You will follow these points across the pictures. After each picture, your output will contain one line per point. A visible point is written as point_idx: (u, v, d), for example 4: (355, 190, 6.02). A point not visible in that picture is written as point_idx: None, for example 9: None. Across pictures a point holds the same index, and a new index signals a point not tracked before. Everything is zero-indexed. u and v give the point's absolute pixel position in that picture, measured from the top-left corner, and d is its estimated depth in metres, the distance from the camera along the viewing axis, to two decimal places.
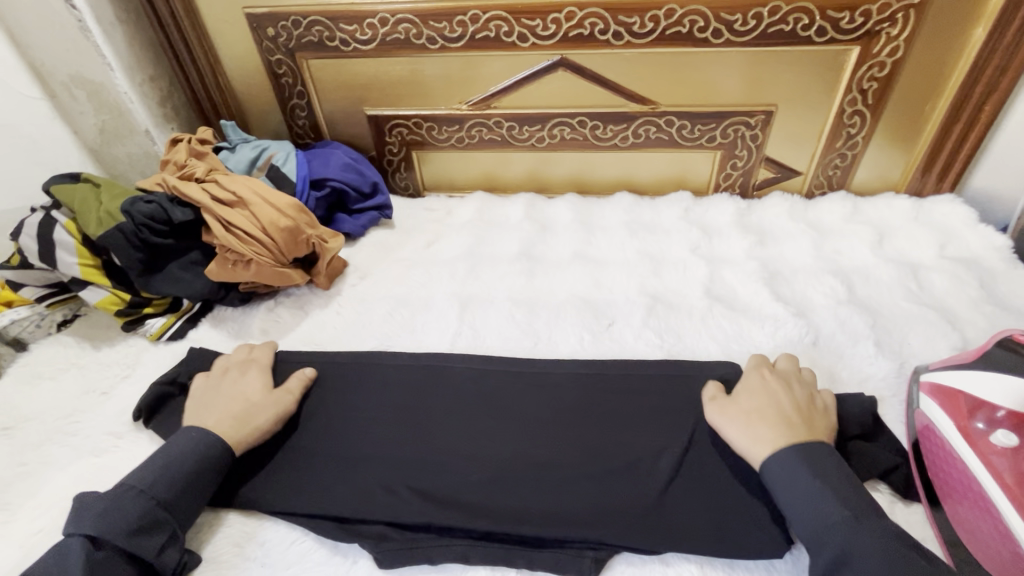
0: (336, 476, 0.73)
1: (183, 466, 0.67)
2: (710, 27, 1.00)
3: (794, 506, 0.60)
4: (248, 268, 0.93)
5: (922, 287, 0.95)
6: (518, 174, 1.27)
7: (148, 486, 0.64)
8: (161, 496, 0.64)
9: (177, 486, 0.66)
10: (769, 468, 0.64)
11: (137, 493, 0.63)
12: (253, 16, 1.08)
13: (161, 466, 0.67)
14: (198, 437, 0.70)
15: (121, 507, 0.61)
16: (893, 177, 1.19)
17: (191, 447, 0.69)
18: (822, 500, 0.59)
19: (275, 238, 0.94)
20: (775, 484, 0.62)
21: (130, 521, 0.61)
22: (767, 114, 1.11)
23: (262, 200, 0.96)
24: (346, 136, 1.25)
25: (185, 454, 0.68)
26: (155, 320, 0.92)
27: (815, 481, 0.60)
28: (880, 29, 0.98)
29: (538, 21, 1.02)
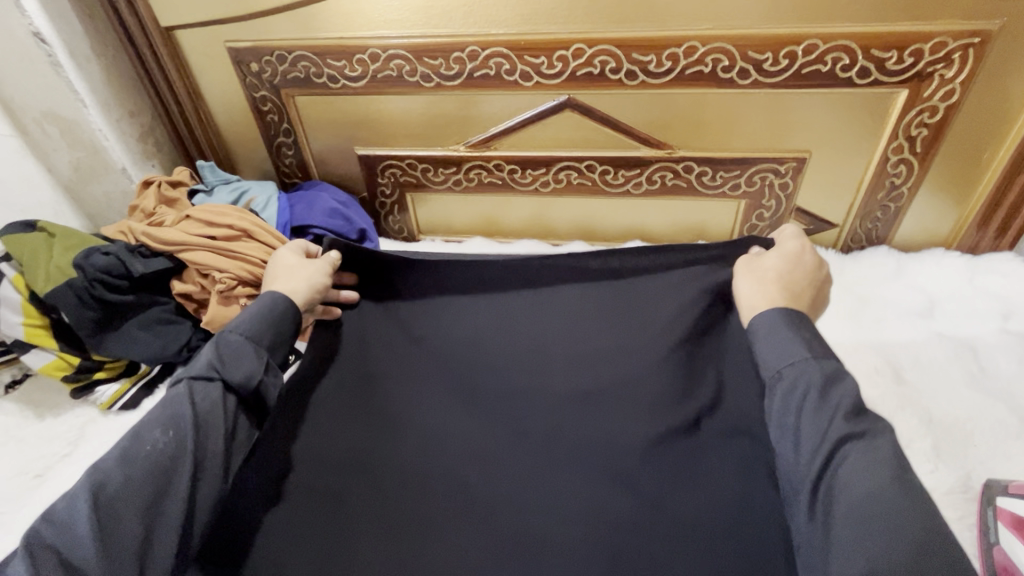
0: (293, 553, 0.63)
1: (265, 318, 0.70)
2: (735, 66, 0.89)
3: (774, 350, 0.64)
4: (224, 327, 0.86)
5: (984, 370, 0.81)
6: (520, 219, 1.16)
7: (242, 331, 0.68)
8: (254, 342, 0.68)
9: (264, 330, 0.69)
10: (756, 326, 0.67)
11: (233, 337, 0.67)
12: (235, 50, 1.00)
13: (254, 317, 0.70)
14: (272, 298, 0.72)
15: (235, 351, 0.66)
16: (942, 232, 1.06)
17: (268, 306, 0.72)
18: (798, 354, 0.62)
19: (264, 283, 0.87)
20: (759, 345, 0.66)
21: (237, 358, 0.66)
22: (799, 161, 0.99)
23: (251, 236, 0.89)
24: (337, 175, 1.16)
25: (267, 310, 0.71)
26: (107, 386, 0.83)
27: (792, 355, 0.62)
28: (933, 71, 0.86)
29: (543, 59, 0.92)
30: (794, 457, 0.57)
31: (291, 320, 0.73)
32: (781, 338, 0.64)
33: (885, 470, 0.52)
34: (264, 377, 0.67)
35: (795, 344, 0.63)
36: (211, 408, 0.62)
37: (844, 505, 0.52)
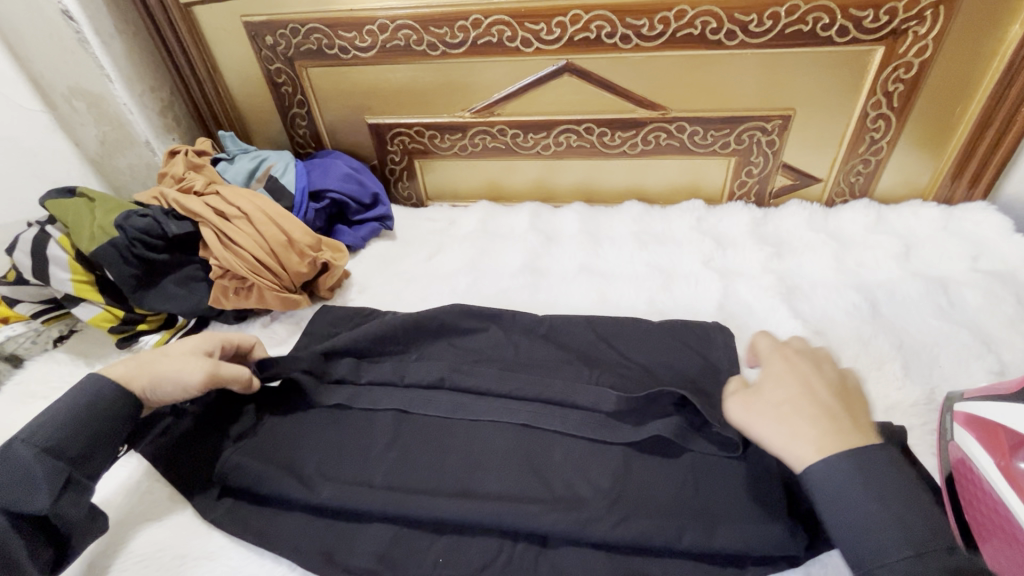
0: (337, 464, 0.71)
1: (76, 414, 0.60)
2: (723, 28, 0.95)
3: (839, 528, 0.49)
4: (251, 295, 0.92)
5: (953, 305, 0.88)
6: (523, 182, 1.23)
7: (44, 438, 0.58)
8: (53, 451, 0.58)
9: (73, 434, 0.59)
10: (819, 480, 0.51)
11: (20, 453, 0.56)
12: (251, 24, 1.06)
13: (48, 417, 0.59)
14: (88, 383, 0.63)
15: (21, 476, 0.55)
16: (919, 184, 1.12)
17: (92, 392, 0.62)
18: (870, 512, 0.48)
19: (281, 262, 0.94)
20: (830, 498, 0.50)
21: (35, 486, 0.55)
22: (785, 119, 1.05)
23: (263, 218, 0.94)
24: (348, 144, 1.22)
25: (80, 400, 0.61)
26: (150, 337, 0.90)
27: (873, 503, 0.48)
28: (907, 28, 0.92)
29: (543, 25, 0.98)
30: None
31: (125, 402, 0.64)
32: (866, 503, 0.48)
33: None
34: (62, 504, 0.57)
35: (872, 492, 0.49)
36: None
37: None
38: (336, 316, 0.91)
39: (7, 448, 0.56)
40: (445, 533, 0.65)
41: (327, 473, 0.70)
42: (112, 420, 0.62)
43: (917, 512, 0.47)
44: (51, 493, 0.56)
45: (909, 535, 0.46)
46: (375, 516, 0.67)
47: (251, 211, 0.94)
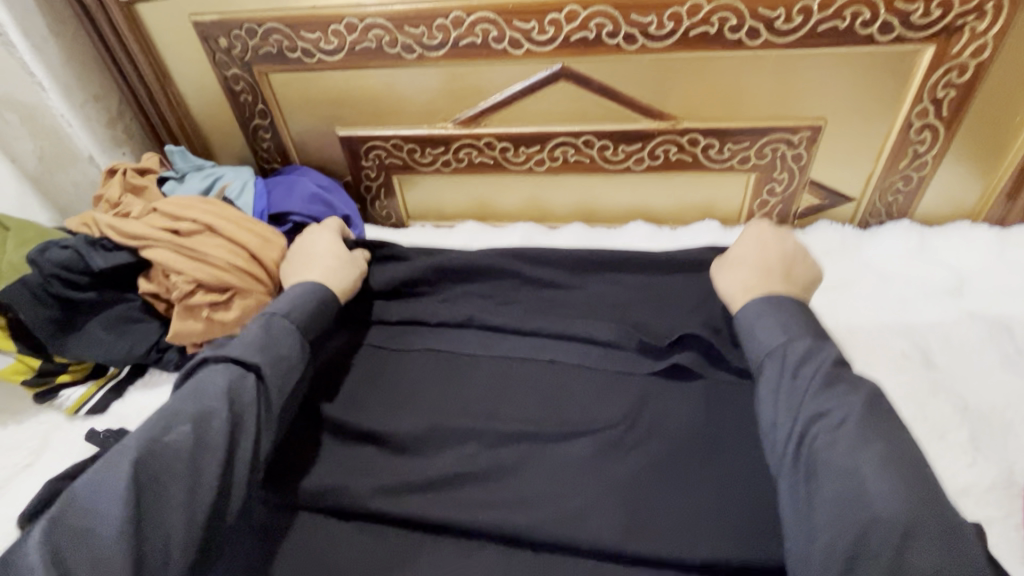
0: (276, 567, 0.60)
1: (313, 305, 0.70)
2: (744, 26, 0.81)
3: (753, 330, 0.63)
4: (229, 311, 0.80)
5: (1022, 352, 0.74)
6: (514, 201, 1.09)
7: (295, 320, 0.67)
8: (304, 332, 0.67)
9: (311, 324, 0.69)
10: (741, 315, 0.65)
11: (284, 326, 0.65)
12: (201, 24, 0.93)
13: (292, 303, 0.68)
14: (315, 286, 0.73)
15: (279, 337, 0.64)
16: (967, 204, 0.98)
17: (321, 292, 0.72)
18: (769, 326, 0.62)
19: (258, 271, 0.83)
20: (751, 326, 0.63)
21: (285, 350, 0.63)
22: (814, 130, 0.91)
23: (231, 228, 0.83)
24: (318, 159, 1.09)
25: (310, 296, 0.71)
26: (72, 391, 0.78)
27: (769, 319, 0.62)
28: (963, 24, 0.78)
29: (534, 23, 0.85)
30: (790, 433, 0.54)
31: (335, 308, 0.74)
32: (772, 315, 0.62)
33: (872, 452, 0.48)
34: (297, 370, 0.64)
35: (780, 317, 0.62)
36: (255, 392, 0.59)
37: (824, 471, 0.49)
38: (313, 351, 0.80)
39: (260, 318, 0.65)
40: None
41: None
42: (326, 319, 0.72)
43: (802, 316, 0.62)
44: (297, 366, 0.64)
45: (791, 329, 0.60)
46: None
47: (212, 222, 0.82)
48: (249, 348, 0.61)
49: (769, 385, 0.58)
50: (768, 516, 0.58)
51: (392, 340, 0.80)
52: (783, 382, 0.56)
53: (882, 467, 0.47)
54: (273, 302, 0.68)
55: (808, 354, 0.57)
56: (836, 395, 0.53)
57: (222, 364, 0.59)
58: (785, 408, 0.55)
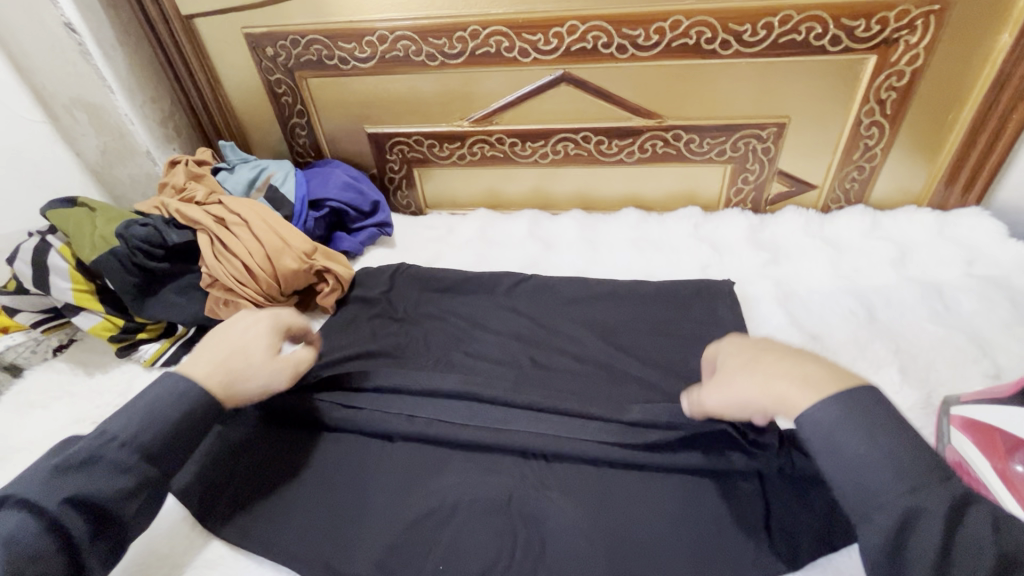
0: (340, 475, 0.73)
1: (167, 412, 0.59)
2: (718, 38, 0.96)
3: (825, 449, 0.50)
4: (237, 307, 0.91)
5: (948, 309, 0.89)
6: (521, 191, 1.24)
7: (130, 441, 0.56)
8: (143, 454, 0.56)
9: (168, 441, 0.58)
10: (804, 429, 0.51)
11: (116, 448, 0.56)
12: (252, 36, 1.07)
13: (136, 416, 0.58)
14: (176, 379, 0.62)
15: (99, 466, 0.55)
16: (913, 190, 1.14)
17: (177, 393, 0.60)
18: (860, 446, 0.48)
19: (271, 271, 0.92)
20: (819, 437, 0.50)
21: (100, 485, 0.54)
22: (779, 126, 1.06)
23: (263, 228, 0.94)
24: (347, 154, 1.23)
25: (167, 393, 0.60)
26: (149, 346, 0.90)
27: (858, 442, 0.48)
28: (899, 37, 0.94)
29: (540, 36, 0.99)
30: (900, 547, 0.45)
31: (211, 410, 0.62)
32: (833, 437, 0.49)
33: None
34: (123, 504, 0.55)
35: (866, 428, 0.48)
36: (59, 535, 0.52)
37: None
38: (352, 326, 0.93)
39: (94, 435, 0.57)
40: (447, 530, 0.65)
41: (330, 483, 0.72)
42: (205, 420, 0.62)
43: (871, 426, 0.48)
44: (129, 500, 0.55)
45: (876, 435, 0.48)
46: (376, 520, 0.67)
47: (252, 219, 0.94)
48: (55, 487, 0.53)
49: (854, 462, 0.48)
50: None
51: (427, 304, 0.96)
52: (862, 509, 0.48)
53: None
54: (116, 415, 0.58)
55: (891, 466, 0.47)
56: (933, 493, 0.45)
57: (15, 507, 0.51)
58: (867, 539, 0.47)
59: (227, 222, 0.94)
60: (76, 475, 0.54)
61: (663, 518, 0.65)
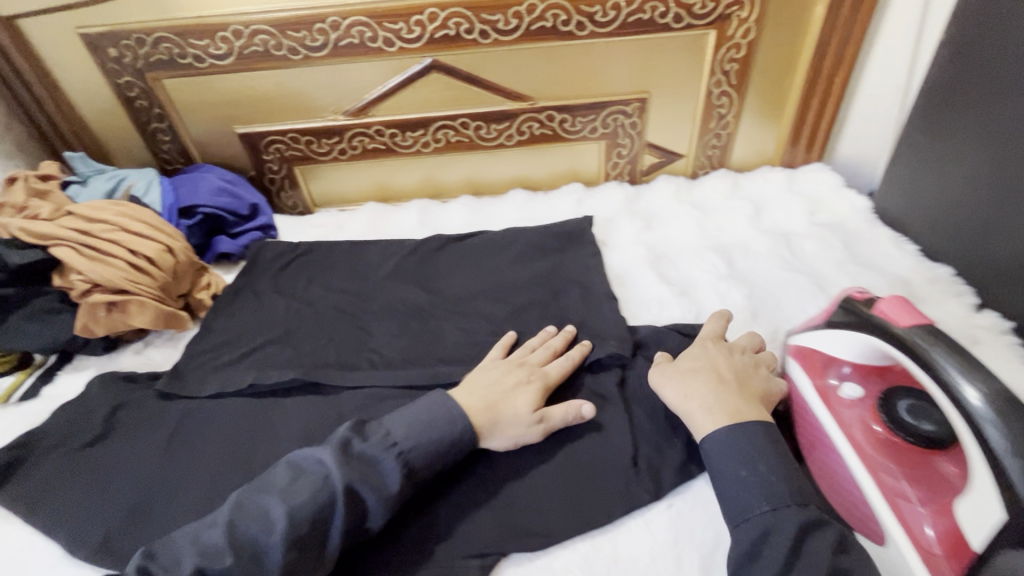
0: (222, 480, 0.70)
1: (433, 435, 0.63)
2: (573, 20, 1.01)
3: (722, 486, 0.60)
4: (125, 314, 0.84)
5: (795, 255, 1.00)
6: (409, 182, 1.24)
7: (403, 449, 0.61)
8: (408, 466, 0.61)
9: (428, 459, 0.62)
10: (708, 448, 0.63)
11: (387, 455, 0.60)
12: (89, 37, 0.99)
13: (421, 431, 0.63)
14: (443, 404, 0.66)
15: (373, 468, 0.60)
16: (766, 152, 1.25)
17: (444, 416, 0.65)
18: (743, 468, 0.59)
19: (164, 272, 0.87)
20: (718, 458, 0.61)
21: (318, 489, 0.57)
22: (642, 101, 1.13)
23: (144, 229, 0.88)
24: (220, 157, 1.18)
25: (436, 422, 0.64)
26: (2, 380, 0.85)
27: (741, 466, 0.59)
28: (731, 13, 1.03)
29: (402, 24, 0.99)
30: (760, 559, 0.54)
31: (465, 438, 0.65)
32: (736, 467, 0.60)
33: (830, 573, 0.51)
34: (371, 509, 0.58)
35: (752, 453, 0.60)
36: (321, 510, 0.56)
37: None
38: (236, 328, 0.90)
39: (389, 441, 0.62)
40: None
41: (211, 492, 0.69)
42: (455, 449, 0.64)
43: (782, 464, 0.59)
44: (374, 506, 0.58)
45: (773, 491, 0.57)
46: None
47: (123, 222, 0.87)
48: (290, 491, 0.57)
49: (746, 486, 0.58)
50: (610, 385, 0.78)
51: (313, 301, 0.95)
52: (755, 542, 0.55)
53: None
54: (399, 425, 0.63)
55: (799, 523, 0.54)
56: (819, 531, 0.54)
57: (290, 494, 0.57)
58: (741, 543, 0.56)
59: (93, 232, 0.85)
60: (298, 480, 0.58)
61: (540, 473, 0.69)
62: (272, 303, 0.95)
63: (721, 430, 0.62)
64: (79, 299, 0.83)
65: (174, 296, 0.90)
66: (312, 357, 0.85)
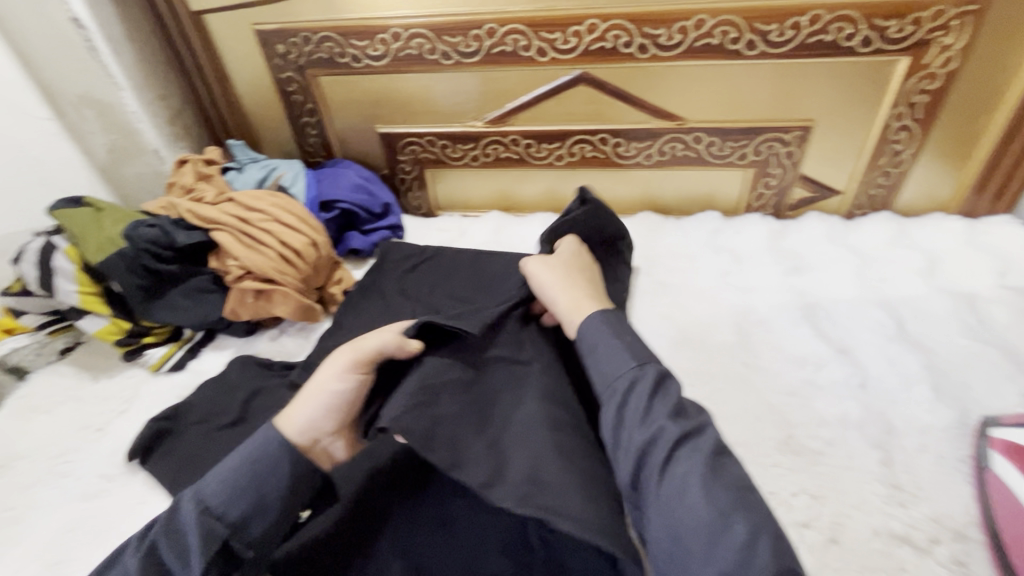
0: None
1: (251, 477, 0.54)
2: (743, 38, 0.93)
3: (596, 358, 0.61)
4: (270, 302, 0.87)
5: (982, 322, 0.86)
6: (535, 193, 1.21)
7: (215, 505, 0.52)
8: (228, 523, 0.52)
9: (256, 509, 0.53)
10: (582, 332, 0.64)
11: (188, 513, 0.52)
12: (263, 32, 1.05)
13: (236, 479, 0.53)
14: (262, 444, 0.56)
15: (184, 531, 0.51)
16: (943, 198, 1.09)
17: (258, 454, 0.55)
18: (619, 337, 0.61)
19: (307, 265, 0.89)
20: (604, 330, 0.63)
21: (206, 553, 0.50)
22: (804, 130, 1.03)
23: (293, 221, 0.91)
24: (358, 155, 1.21)
25: (253, 464, 0.54)
26: (156, 350, 0.88)
27: (617, 335, 0.62)
28: (933, 38, 0.90)
29: (559, 34, 0.96)
30: (645, 450, 0.52)
31: (299, 473, 0.55)
32: (608, 337, 0.62)
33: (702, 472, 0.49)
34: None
35: (617, 333, 0.62)
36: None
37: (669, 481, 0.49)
38: (366, 328, 0.91)
39: (190, 498, 0.52)
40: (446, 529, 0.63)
41: None
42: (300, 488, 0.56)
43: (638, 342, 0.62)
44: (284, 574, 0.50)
45: (636, 352, 0.60)
46: None
47: (277, 213, 0.91)
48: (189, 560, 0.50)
49: (608, 356, 0.60)
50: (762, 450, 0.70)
51: (440, 309, 0.94)
52: (625, 409, 0.55)
53: (723, 494, 0.48)
54: (276, 442, 0.56)
55: (655, 382, 0.56)
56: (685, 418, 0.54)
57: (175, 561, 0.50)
58: (635, 430, 0.53)
59: (250, 220, 0.89)
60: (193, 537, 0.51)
61: None
62: (399, 307, 0.95)
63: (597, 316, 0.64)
64: (233, 284, 0.87)
65: (312, 289, 0.92)
66: None
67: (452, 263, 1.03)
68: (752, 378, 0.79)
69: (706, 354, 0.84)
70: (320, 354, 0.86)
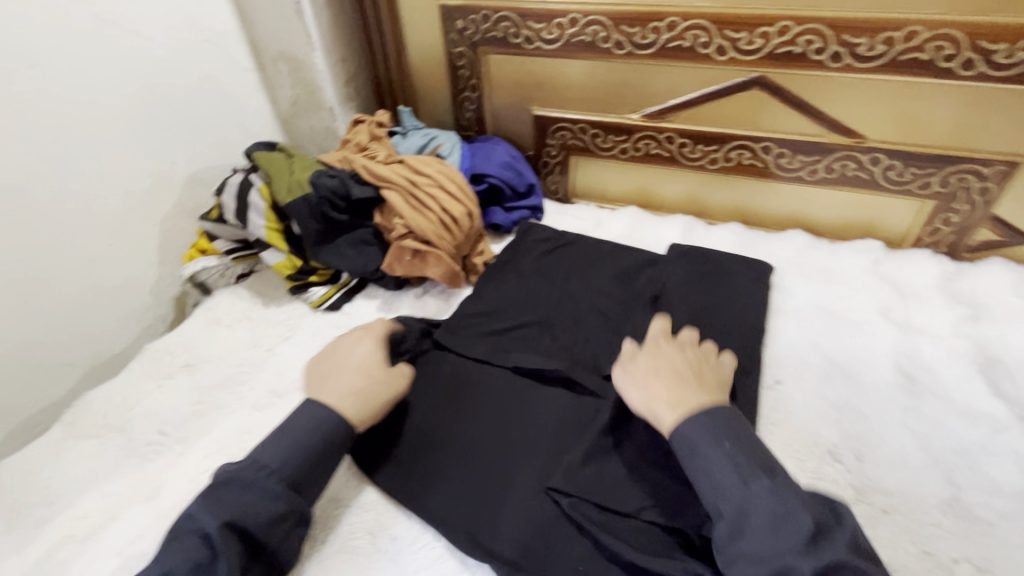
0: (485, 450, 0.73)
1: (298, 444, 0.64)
2: (959, 56, 0.84)
3: (697, 470, 0.58)
4: (425, 264, 0.94)
5: None
6: (676, 194, 1.18)
7: (274, 469, 0.61)
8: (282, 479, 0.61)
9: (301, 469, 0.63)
10: (674, 440, 0.61)
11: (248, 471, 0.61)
12: (446, 7, 1.10)
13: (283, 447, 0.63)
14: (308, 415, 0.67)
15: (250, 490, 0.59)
16: None
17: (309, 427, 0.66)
18: (716, 443, 0.59)
19: (461, 234, 0.94)
20: (692, 439, 0.60)
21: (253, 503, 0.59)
22: (1010, 165, 0.91)
23: (454, 189, 0.96)
24: (508, 133, 1.25)
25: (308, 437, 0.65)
26: (318, 289, 0.98)
27: (712, 442, 0.59)
28: None
29: (744, 34, 0.92)
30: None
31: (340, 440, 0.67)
32: (716, 441, 0.59)
33: None
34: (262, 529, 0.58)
35: (715, 432, 0.60)
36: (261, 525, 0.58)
37: None
38: (505, 302, 0.95)
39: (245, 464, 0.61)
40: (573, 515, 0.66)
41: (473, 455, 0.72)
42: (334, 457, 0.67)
43: (750, 444, 0.59)
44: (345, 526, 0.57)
45: (743, 465, 0.56)
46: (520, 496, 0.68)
47: (441, 180, 0.96)
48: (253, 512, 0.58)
49: (711, 470, 0.57)
50: (916, 505, 0.65)
51: (575, 294, 0.96)
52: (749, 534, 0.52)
53: None
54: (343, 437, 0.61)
55: (772, 501, 0.53)
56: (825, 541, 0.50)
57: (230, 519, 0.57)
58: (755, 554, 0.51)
59: (417, 184, 0.95)
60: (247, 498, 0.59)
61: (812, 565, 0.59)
62: (535, 286, 0.97)
63: (690, 415, 0.61)
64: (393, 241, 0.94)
65: (460, 256, 0.97)
66: (573, 352, 0.85)
67: (589, 252, 1.04)
68: (913, 428, 0.73)
69: (858, 391, 0.79)
70: (464, 319, 0.91)
